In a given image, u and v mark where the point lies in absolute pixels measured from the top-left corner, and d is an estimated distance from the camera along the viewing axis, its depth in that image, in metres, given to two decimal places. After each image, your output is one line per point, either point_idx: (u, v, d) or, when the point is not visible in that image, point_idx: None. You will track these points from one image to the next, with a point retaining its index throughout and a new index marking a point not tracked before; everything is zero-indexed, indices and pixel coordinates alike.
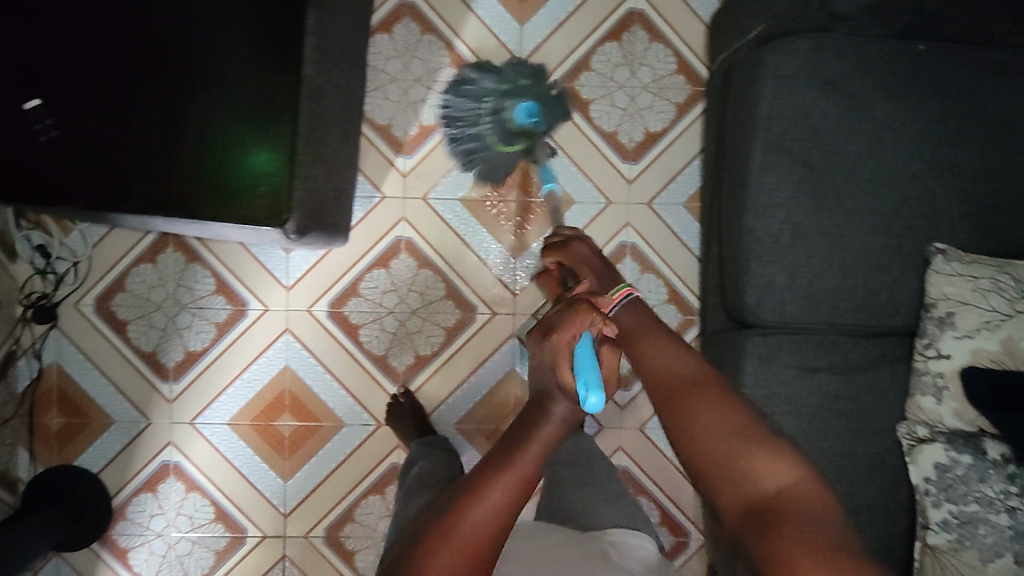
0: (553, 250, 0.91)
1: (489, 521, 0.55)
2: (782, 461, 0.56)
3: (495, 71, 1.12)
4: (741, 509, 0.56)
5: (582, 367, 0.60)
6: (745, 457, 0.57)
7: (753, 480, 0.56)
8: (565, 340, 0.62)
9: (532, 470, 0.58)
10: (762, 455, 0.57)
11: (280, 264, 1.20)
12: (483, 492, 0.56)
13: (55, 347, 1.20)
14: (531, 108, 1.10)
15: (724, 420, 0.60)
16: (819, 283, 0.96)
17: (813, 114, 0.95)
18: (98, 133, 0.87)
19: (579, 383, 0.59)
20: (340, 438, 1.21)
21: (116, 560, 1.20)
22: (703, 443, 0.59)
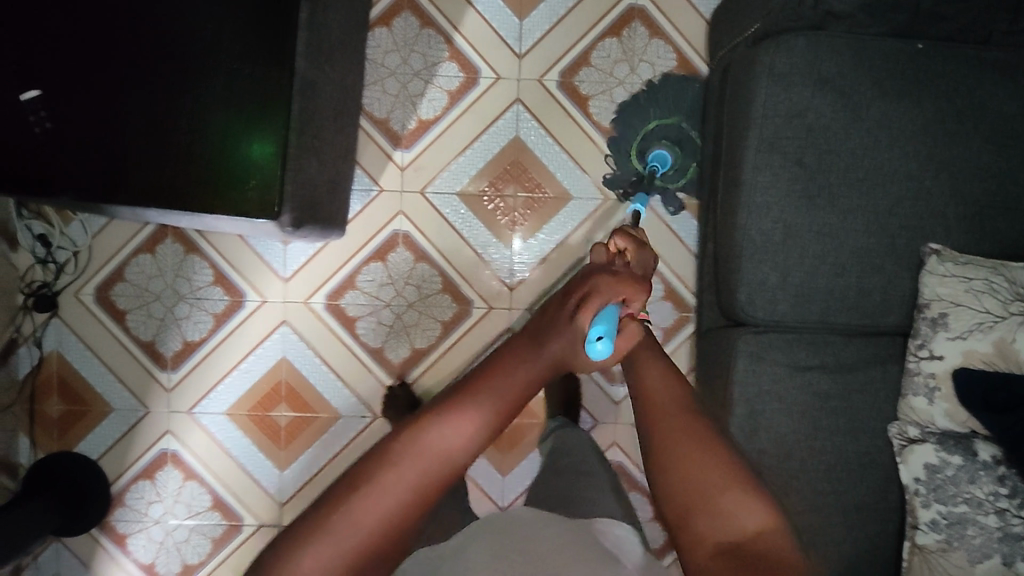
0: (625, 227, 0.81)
1: (441, 458, 0.50)
2: (764, 509, 0.54)
3: (675, 111, 1.23)
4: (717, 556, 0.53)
5: (602, 318, 0.58)
6: (725, 497, 0.55)
7: (732, 522, 0.54)
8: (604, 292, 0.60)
9: (504, 404, 0.53)
10: (746, 500, 0.55)
11: (278, 256, 1.21)
12: (463, 409, 0.52)
13: (55, 336, 1.21)
14: (665, 159, 1.22)
15: (710, 460, 0.57)
16: (812, 283, 0.95)
17: (808, 113, 0.94)
18: (95, 125, 0.87)
19: (599, 326, 0.57)
20: (335, 430, 1.22)
21: (114, 546, 1.22)
22: (684, 475, 0.56)
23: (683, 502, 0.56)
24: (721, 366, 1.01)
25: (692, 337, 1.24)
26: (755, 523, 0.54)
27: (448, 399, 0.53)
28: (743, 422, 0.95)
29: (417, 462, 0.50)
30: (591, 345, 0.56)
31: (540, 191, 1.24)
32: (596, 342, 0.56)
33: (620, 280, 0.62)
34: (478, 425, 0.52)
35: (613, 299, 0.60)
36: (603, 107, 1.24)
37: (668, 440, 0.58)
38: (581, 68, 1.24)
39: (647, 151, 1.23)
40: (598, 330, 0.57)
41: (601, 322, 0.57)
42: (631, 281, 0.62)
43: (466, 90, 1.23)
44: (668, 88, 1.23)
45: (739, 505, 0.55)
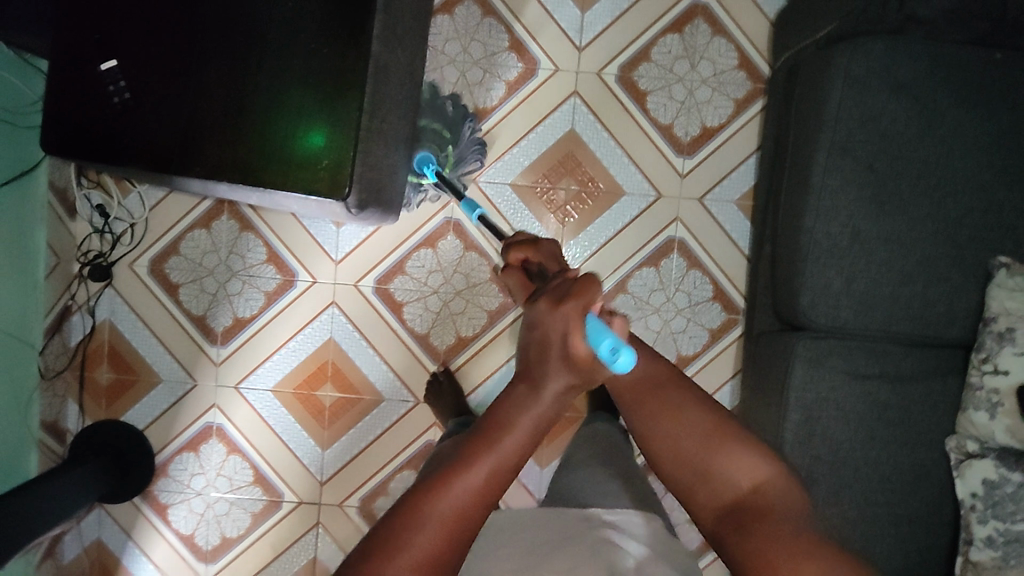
0: (522, 246, 0.88)
1: (465, 505, 0.53)
2: (749, 463, 0.66)
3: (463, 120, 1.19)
4: (717, 511, 0.66)
5: (596, 332, 0.56)
6: (716, 461, 0.67)
7: (726, 482, 0.66)
8: (578, 310, 0.57)
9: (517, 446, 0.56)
10: (732, 457, 0.66)
11: (331, 238, 1.21)
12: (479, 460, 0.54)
13: (108, 305, 1.23)
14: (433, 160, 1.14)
15: (692, 425, 0.69)
16: (876, 291, 0.94)
17: (882, 117, 0.93)
18: (173, 99, 0.89)
19: (607, 343, 0.55)
20: (379, 412, 1.23)
21: (156, 515, 1.24)
22: (677, 448, 0.69)
23: (680, 473, 0.69)
24: (777, 369, 1.00)
25: (739, 339, 1.23)
26: (742, 477, 0.65)
27: (466, 450, 0.55)
28: (797, 427, 0.95)
29: (426, 534, 0.52)
30: (613, 360, 0.55)
31: (592, 184, 1.23)
32: (614, 357, 0.55)
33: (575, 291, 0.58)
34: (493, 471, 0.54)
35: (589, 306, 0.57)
36: (660, 103, 1.23)
37: (655, 420, 0.71)
38: (641, 63, 1.23)
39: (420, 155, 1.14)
40: (604, 345, 0.55)
41: (601, 338, 0.55)
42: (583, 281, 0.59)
43: (524, 81, 1.22)
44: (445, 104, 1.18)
45: (728, 463, 0.66)
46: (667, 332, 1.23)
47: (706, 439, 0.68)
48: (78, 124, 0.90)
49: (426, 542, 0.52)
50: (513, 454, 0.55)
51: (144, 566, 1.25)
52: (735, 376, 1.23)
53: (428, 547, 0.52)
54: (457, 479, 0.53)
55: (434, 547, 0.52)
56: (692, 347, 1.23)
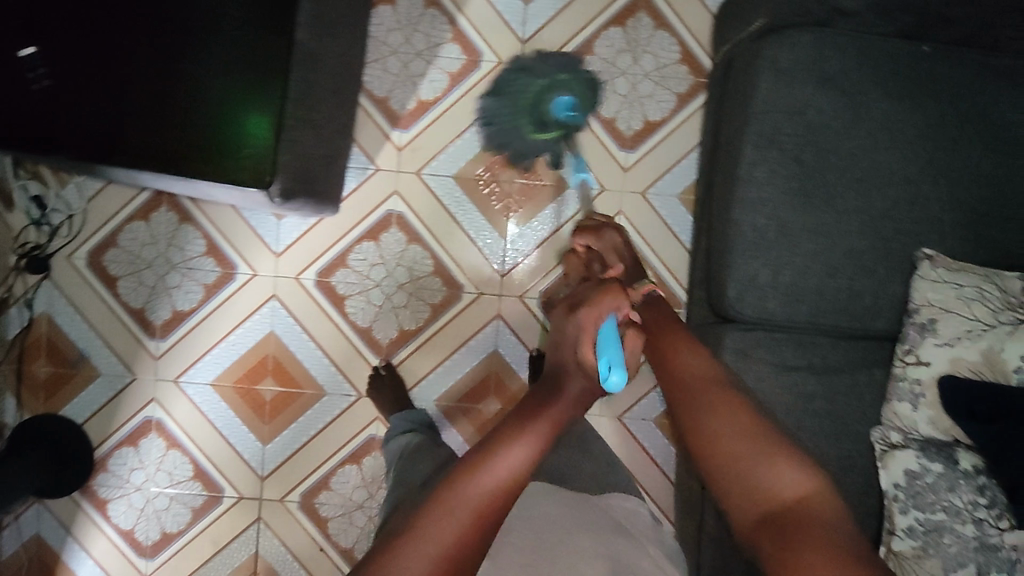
0: (585, 234, 0.92)
1: (487, 496, 0.53)
2: (796, 471, 0.57)
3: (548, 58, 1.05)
4: (757, 521, 0.56)
5: (603, 345, 0.66)
6: (760, 463, 0.58)
7: (766, 488, 0.56)
8: (592, 319, 0.67)
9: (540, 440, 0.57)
10: (779, 462, 0.57)
11: (271, 230, 1.21)
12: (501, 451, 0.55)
13: (46, 298, 1.21)
14: (569, 102, 1.03)
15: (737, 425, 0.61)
16: (802, 283, 0.94)
17: (808, 110, 0.93)
18: (90, 87, 0.87)
19: (604, 360, 0.65)
20: (319, 407, 1.22)
21: (95, 510, 1.23)
22: (718, 443, 0.61)
23: (716, 470, 0.60)
24: None
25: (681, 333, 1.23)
26: (787, 487, 0.56)
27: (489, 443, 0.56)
28: None
29: (455, 519, 0.52)
30: (607, 378, 0.65)
31: (536, 178, 1.23)
32: (608, 375, 0.65)
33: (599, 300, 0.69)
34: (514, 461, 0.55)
35: (602, 318, 0.67)
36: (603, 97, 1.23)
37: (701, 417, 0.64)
38: (584, 56, 1.22)
39: (546, 112, 1.02)
40: (604, 358, 0.65)
41: (604, 351, 0.65)
42: (606, 295, 0.69)
43: (467, 73, 1.22)
44: (533, 59, 1.04)
45: (775, 467, 0.57)
46: None
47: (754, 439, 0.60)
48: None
49: (452, 529, 0.51)
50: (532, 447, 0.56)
51: (83, 562, 1.23)
52: None
53: (456, 536, 0.51)
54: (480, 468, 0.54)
55: (458, 534, 0.51)
56: None
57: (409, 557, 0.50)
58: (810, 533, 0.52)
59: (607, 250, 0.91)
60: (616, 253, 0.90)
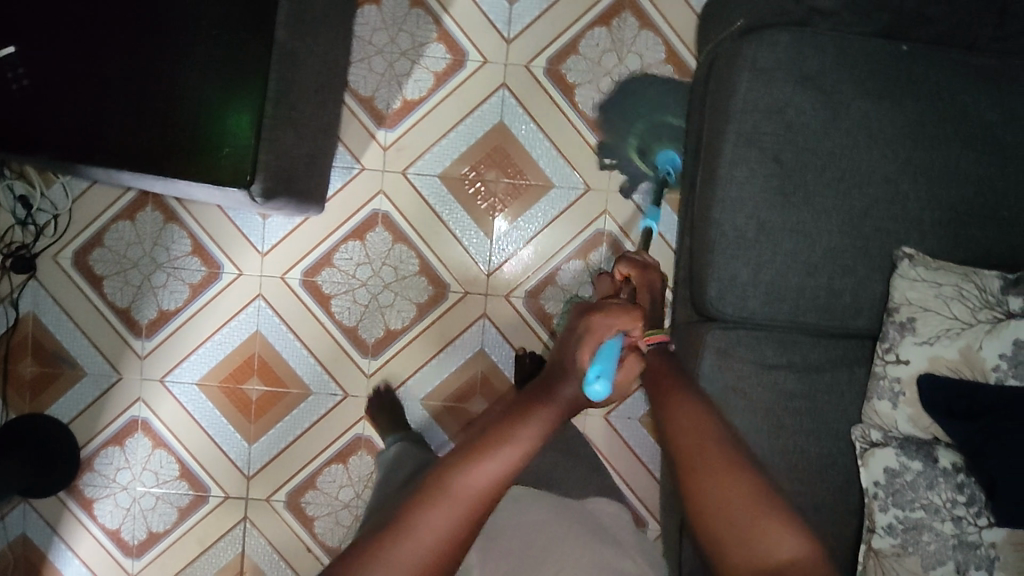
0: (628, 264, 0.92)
1: (483, 495, 0.52)
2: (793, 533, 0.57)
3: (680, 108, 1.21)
4: None
5: (604, 354, 0.59)
6: (758, 525, 0.58)
7: (764, 547, 0.57)
8: (607, 328, 0.60)
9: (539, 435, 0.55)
10: (775, 524, 0.58)
11: (256, 230, 1.21)
12: (499, 448, 0.53)
13: (31, 298, 1.21)
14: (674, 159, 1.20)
15: (738, 484, 0.60)
16: (782, 282, 0.95)
17: (787, 109, 0.94)
18: (71, 87, 0.87)
19: (598, 365, 0.58)
20: (306, 406, 1.23)
21: (81, 510, 1.23)
22: (718, 496, 0.59)
23: (711, 524, 0.59)
24: (689, 360, 1.01)
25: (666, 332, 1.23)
26: (782, 546, 0.57)
27: (487, 437, 0.54)
28: None
29: (449, 515, 0.51)
30: (590, 383, 0.57)
31: (521, 177, 1.23)
32: (593, 380, 0.57)
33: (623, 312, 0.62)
34: (512, 459, 0.53)
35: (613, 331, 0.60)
36: (588, 97, 1.23)
37: (701, 469, 0.61)
38: (570, 56, 1.23)
39: (649, 154, 1.22)
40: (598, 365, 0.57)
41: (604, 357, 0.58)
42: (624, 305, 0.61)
43: (452, 72, 1.22)
44: (666, 102, 1.22)
45: (770, 528, 0.57)
46: None
47: (752, 498, 0.59)
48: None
49: (446, 524, 0.51)
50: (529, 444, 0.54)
51: (69, 561, 1.23)
52: None
53: (449, 530, 0.51)
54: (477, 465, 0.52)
55: (451, 529, 0.51)
56: None
57: (400, 553, 0.50)
58: None
59: (643, 285, 0.90)
60: (648, 291, 0.89)
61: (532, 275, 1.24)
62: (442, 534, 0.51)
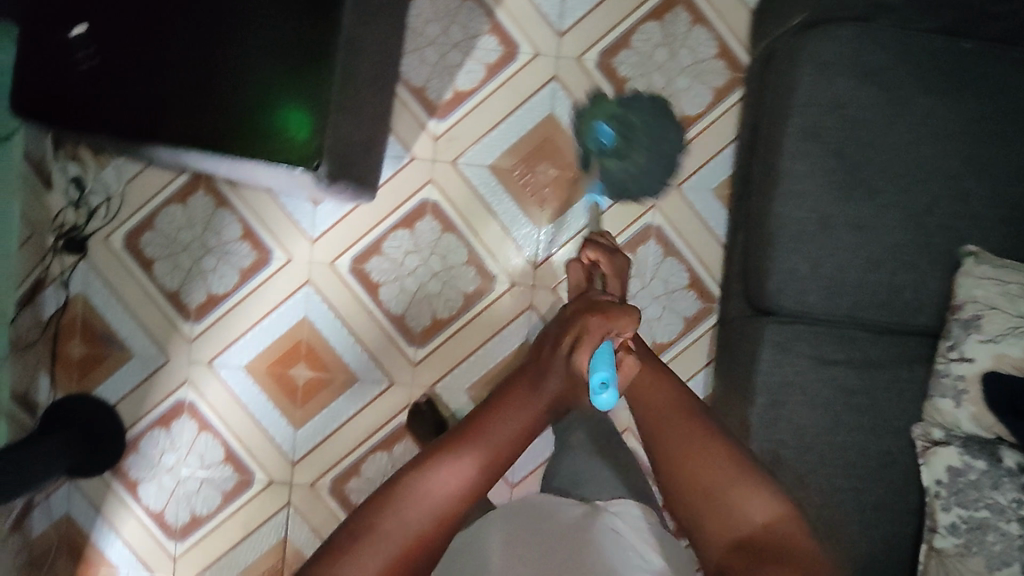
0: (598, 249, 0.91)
1: (448, 497, 0.60)
2: (765, 500, 0.65)
3: (660, 129, 1.17)
4: (730, 547, 0.63)
5: (600, 362, 0.65)
6: (733, 492, 0.65)
7: (738, 513, 0.64)
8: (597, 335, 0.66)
9: (501, 443, 0.62)
10: (746, 491, 0.65)
11: (307, 216, 1.21)
12: (462, 454, 0.61)
13: (82, 279, 1.22)
14: (606, 136, 1.15)
15: (712, 458, 0.67)
16: (844, 276, 0.94)
17: (850, 104, 0.93)
18: (139, 65, 0.87)
19: (602, 375, 0.64)
20: (352, 392, 1.24)
21: (126, 492, 1.24)
22: (691, 470, 0.67)
23: (689, 499, 0.67)
24: (746, 355, 1.01)
25: (714, 328, 1.23)
26: (756, 513, 0.64)
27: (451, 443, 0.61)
28: (764, 411, 0.96)
29: (414, 514, 0.59)
30: (597, 393, 0.65)
31: (571, 170, 1.22)
32: (601, 391, 0.64)
33: (608, 318, 0.67)
34: (473, 464, 0.61)
35: (609, 336, 0.67)
36: (640, 90, 1.21)
37: (677, 443, 0.69)
38: (621, 49, 1.21)
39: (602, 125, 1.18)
40: (598, 377, 0.64)
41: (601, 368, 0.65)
42: (622, 313, 0.68)
43: (504, 64, 1.21)
44: (659, 119, 1.18)
45: (745, 496, 0.65)
46: (643, 320, 1.23)
47: (726, 470, 0.67)
48: (38, 96, 0.87)
49: (414, 523, 0.59)
50: (491, 452, 0.62)
51: (113, 543, 1.25)
52: (709, 365, 1.23)
53: (416, 530, 0.59)
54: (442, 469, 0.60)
55: (419, 528, 0.59)
56: (666, 333, 1.23)
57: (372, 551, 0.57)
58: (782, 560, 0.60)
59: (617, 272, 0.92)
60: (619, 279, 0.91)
61: None
62: (410, 533, 0.59)
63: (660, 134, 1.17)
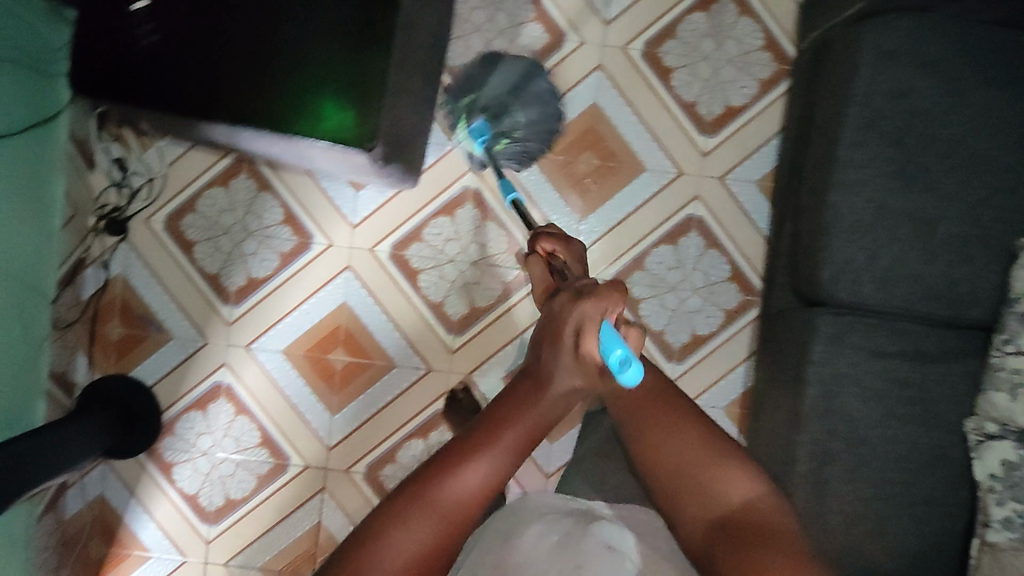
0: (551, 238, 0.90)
1: (468, 493, 0.63)
2: (739, 477, 0.70)
3: (535, 101, 1.17)
4: (705, 524, 0.69)
5: (609, 343, 0.66)
6: (710, 472, 0.71)
7: (715, 493, 0.70)
8: (594, 317, 0.68)
9: (510, 445, 0.66)
10: (722, 470, 0.71)
11: (349, 201, 1.22)
12: (476, 456, 0.64)
13: (122, 260, 1.22)
14: (483, 132, 1.12)
15: (689, 441, 0.73)
16: (899, 267, 0.94)
17: (909, 94, 0.93)
18: (199, 42, 0.87)
19: (619, 353, 0.65)
20: (390, 379, 1.23)
21: (161, 474, 1.24)
22: (671, 453, 0.73)
23: (670, 483, 0.73)
24: (795, 347, 1.00)
25: (756, 321, 1.22)
26: (733, 492, 0.69)
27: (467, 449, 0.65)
28: (815, 402, 0.95)
29: (436, 514, 0.61)
30: (621, 370, 0.65)
31: (614, 160, 1.21)
32: (622, 368, 0.65)
33: (598, 297, 0.70)
34: (488, 466, 0.64)
35: (606, 315, 0.68)
36: (685, 81, 1.21)
37: (657, 428, 0.75)
38: (667, 40, 1.21)
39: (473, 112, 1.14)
40: (616, 355, 0.65)
41: (614, 349, 0.65)
42: (608, 291, 0.70)
43: (549, 53, 1.21)
44: (529, 89, 1.16)
45: (720, 476, 0.71)
46: (683, 312, 1.22)
47: (702, 450, 0.73)
48: (95, 69, 0.87)
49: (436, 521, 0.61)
50: (504, 452, 0.66)
51: (147, 525, 1.24)
52: (749, 358, 1.22)
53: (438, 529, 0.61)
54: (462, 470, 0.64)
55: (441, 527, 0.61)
56: (705, 326, 1.22)
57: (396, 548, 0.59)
58: (756, 533, 0.65)
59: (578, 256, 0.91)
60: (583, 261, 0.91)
61: (619, 257, 1.22)
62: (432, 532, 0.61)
63: (535, 102, 1.17)
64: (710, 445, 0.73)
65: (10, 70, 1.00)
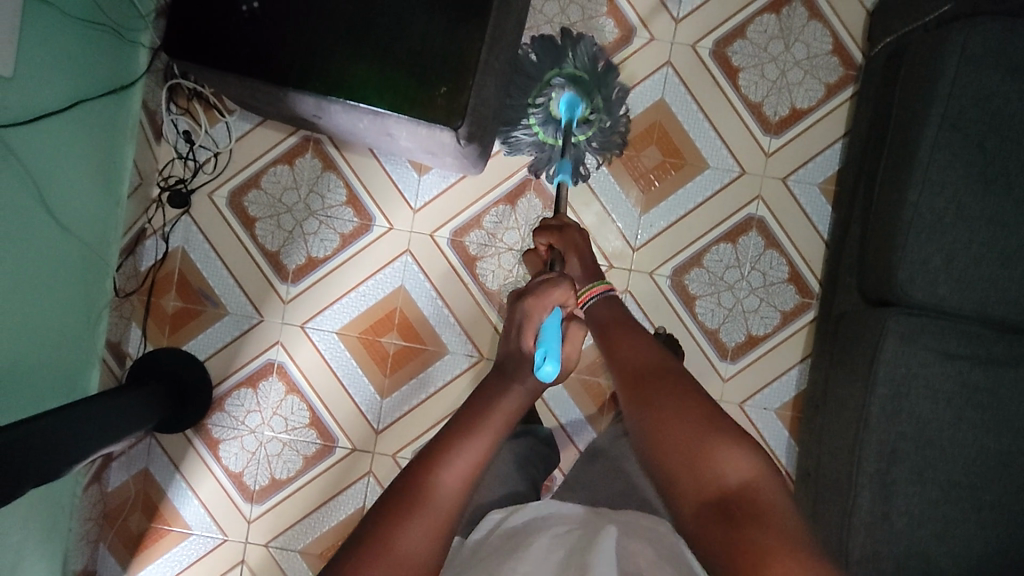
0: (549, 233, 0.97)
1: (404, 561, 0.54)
2: (741, 455, 0.60)
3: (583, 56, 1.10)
4: (699, 504, 0.59)
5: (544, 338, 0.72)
6: (709, 448, 0.61)
7: (715, 471, 0.59)
8: (538, 308, 0.75)
9: (448, 502, 0.57)
10: (725, 446, 0.61)
11: (411, 186, 1.22)
12: (413, 516, 0.56)
13: (183, 233, 1.23)
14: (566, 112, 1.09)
15: (687, 415, 0.64)
16: (975, 270, 0.94)
17: (994, 98, 0.92)
18: (297, 12, 0.88)
19: (543, 348, 0.70)
20: (440, 366, 1.23)
21: (206, 450, 1.23)
22: (668, 426, 0.64)
23: (668, 459, 0.62)
24: (864, 346, 0.99)
25: (812, 324, 1.22)
26: (732, 471, 0.59)
27: (400, 508, 0.56)
28: (885, 403, 0.95)
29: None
30: (539, 366, 0.69)
31: (678, 157, 1.22)
32: (541, 363, 0.69)
33: (545, 291, 0.77)
34: (428, 532, 0.56)
35: (547, 310, 0.75)
36: (752, 81, 1.22)
37: (658, 401, 0.66)
38: (736, 39, 1.22)
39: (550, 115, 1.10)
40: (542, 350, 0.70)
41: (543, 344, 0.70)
42: (549, 289, 0.76)
43: (619, 47, 1.22)
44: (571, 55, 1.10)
45: (720, 452, 0.60)
46: (739, 311, 1.22)
47: (699, 424, 0.63)
48: (192, 31, 0.88)
49: None
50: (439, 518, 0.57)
51: (188, 502, 1.22)
52: (802, 361, 1.22)
53: None
54: (397, 534, 0.55)
55: None
56: (761, 326, 1.22)
57: None
58: (756, 516, 0.55)
59: (567, 246, 0.94)
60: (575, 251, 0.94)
61: (676, 255, 1.22)
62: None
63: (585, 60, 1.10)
64: (708, 421, 0.63)
65: (94, 35, 1.00)
